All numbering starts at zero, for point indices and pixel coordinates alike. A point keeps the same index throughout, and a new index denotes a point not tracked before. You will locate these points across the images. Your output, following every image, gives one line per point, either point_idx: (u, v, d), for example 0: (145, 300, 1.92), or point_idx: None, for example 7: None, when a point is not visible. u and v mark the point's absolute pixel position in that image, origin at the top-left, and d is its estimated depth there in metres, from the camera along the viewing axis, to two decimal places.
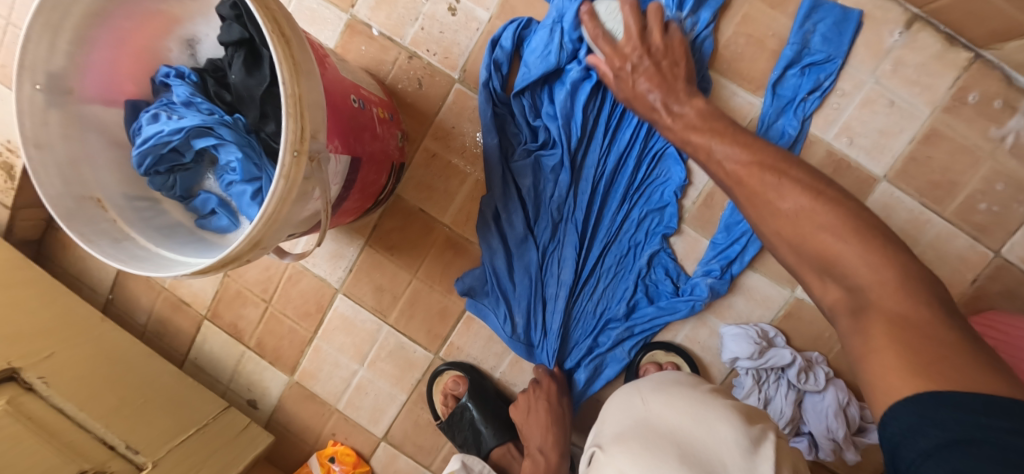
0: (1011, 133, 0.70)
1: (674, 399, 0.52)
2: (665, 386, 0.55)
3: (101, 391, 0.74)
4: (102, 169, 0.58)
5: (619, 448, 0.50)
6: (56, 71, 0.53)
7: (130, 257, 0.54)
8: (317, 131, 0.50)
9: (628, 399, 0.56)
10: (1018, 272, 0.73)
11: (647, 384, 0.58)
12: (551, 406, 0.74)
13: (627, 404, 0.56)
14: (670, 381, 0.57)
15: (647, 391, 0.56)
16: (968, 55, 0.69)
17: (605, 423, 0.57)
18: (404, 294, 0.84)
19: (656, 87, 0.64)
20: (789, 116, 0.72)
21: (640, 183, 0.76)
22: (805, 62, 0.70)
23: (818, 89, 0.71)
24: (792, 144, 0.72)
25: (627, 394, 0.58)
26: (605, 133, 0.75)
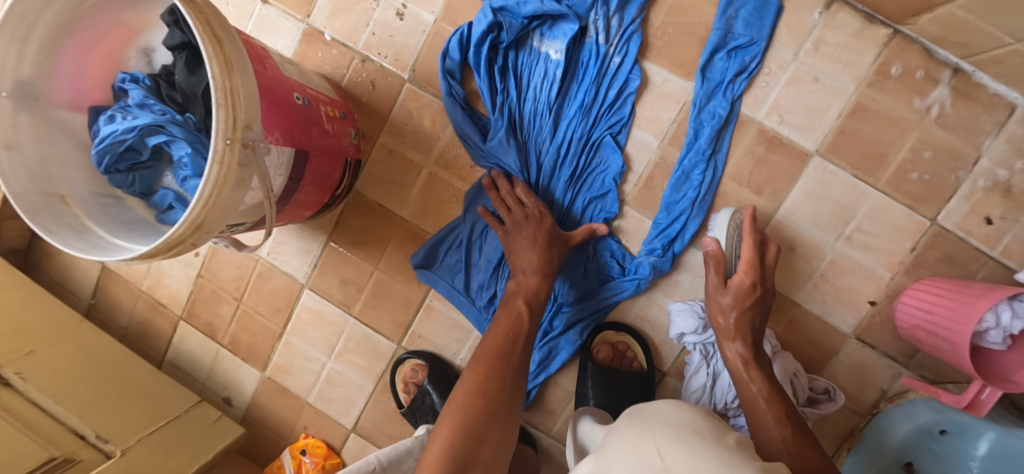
0: (935, 104, 0.73)
1: (699, 462, 0.40)
2: (684, 433, 0.44)
3: (77, 386, 0.77)
4: (70, 168, 0.63)
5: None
6: (24, 79, 0.58)
7: (89, 246, 0.58)
8: (251, 121, 0.55)
9: (638, 444, 0.44)
10: (954, 238, 0.75)
11: (661, 425, 0.46)
12: (541, 227, 0.72)
13: (636, 448, 0.44)
14: (691, 431, 0.44)
15: (665, 438, 0.44)
16: (887, 32, 0.72)
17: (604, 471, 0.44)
18: (367, 285, 0.87)
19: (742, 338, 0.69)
20: (719, 98, 0.75)
21: (584, 171, 0.79)
22: (730, 46, 0.73)
23: (745, 71, 0.74)
24: (724, 124, 0.75)
25: (632, 437, 0.46)
26: (549, 124, 0.78)
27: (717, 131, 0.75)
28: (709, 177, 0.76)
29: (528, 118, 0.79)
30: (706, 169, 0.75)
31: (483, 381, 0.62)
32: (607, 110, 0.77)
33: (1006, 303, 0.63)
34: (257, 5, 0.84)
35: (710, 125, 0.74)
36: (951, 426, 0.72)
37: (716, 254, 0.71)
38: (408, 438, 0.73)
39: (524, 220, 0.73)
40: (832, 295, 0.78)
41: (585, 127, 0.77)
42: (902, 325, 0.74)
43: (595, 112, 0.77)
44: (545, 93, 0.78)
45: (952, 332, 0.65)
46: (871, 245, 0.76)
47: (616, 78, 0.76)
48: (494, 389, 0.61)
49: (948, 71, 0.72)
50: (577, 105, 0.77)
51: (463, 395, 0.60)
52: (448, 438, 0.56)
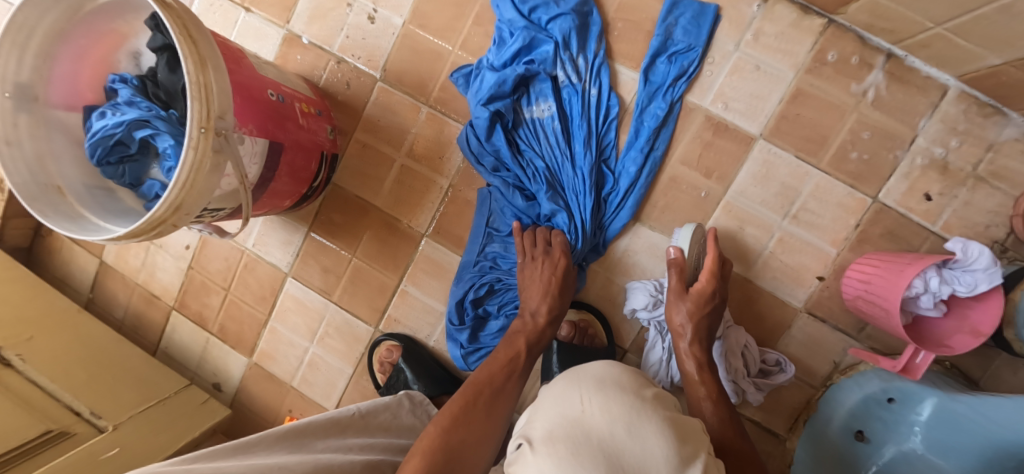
0: (871, 88, 0.77)
1: (611, 405, 0.42)
2: (607, 384, 0.45)
3: (72, 367, 0.83)
4: (64, 162, 0.69)
5: (542, 456, 0.39)
6: (23, 81, 0.65)
7: (81, 229, 0.65)
8: (224, 112, 0.60)
9: (562, 396, 0.46)
10: (896, 214, 0.79)
11: (587, 378, 0.47)
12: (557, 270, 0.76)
13: (561, 399, 0.45)
14: (612, 380, 0.46)
15: (587, 389, 0.45)
16: (822, 21, 0.77)
17: (531, 420, 0.46)
18: (346, 273, 0.92)
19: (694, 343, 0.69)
20: (659, 100, 0.80)
21: (604, 199, 0.82)
22: (670, 51, 0.79)
23: (684, 75, 0.79)
24: (664, 124, 0.80)
25: (559, 389, 0.47)
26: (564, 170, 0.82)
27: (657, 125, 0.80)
28: (645, 172, 0.80)
29: (534, 173, 0.82)
30: (642, 164, 0.80)
31: (464, 415, 0.61)
32: (603, 140, 0.82)
33: (935, 270, 0.66)
34: (241, 14, 0.91)
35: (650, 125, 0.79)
36: (898, 394, 0.75)
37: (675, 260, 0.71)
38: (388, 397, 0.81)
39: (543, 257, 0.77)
40: (782, 271, 0.81)
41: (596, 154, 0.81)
42: (848, 297, 0.78)
43: (591, 143, 0.81)
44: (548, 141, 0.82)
45: (886, 300, 0.68)
46: (815, 223, 0.80)
47: (602, 111, 0.81)
48: (477, 413, 0.62)
49: (882, 56, 0.77)
50: (584, 144, 0.81)
51: (447, 419, 0.60)
52: (427, 456, 0.55)
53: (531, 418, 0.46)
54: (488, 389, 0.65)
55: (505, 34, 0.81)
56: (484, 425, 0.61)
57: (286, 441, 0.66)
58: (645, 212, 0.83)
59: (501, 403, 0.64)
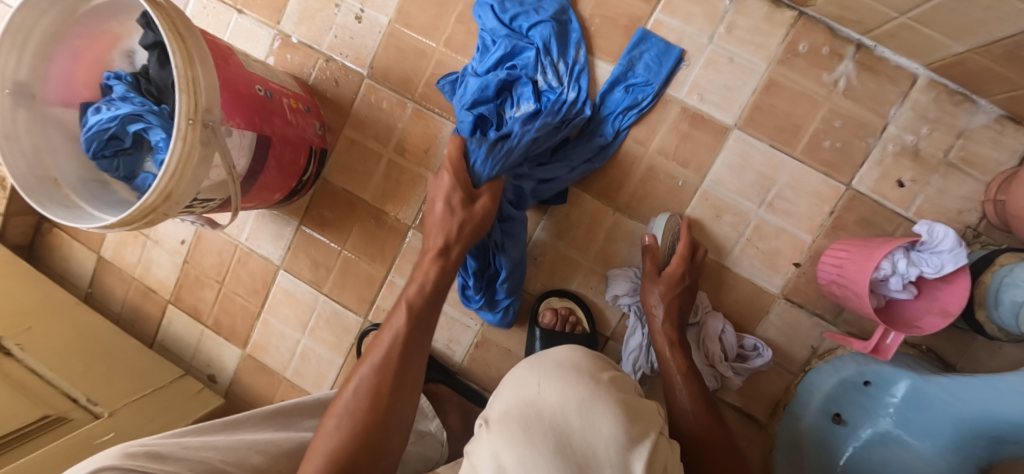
0: (842, 78, 0.79)
1: (565, 386, 0.45)
2: (564, 368, 0.48)
3: (70, 356, 0.86)
4: (61, 156, 0.72)
5: (496, 434, 0.43)
6: (22, 79, 0.68)
7: (76, 218, 0.68)
8: (211, 106, 0.63)
9: (522, 378, 0.49)
10: (870, 201, 0.81)
11: (546, 361, 0.50)
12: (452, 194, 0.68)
13: (520, 381, 0.49)
14: (571, 361, 0.50)
15: (545, 370, 0.48)
16: (792, 14, 0.79)
17: (493, 399, 0.49)
18: (335, 265, 0.95)
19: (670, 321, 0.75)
20: (609, 125, 0.84)
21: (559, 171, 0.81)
22: (629, 82, 0.82)
23: (637, 106, 0.83)
24: (607, 149, 0.84)
25: (520, 372, 0.51)
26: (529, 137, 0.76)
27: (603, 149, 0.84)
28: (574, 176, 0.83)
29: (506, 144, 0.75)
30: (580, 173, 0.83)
31: (355, 434, 0.54)
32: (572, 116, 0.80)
33: (902, 252, 0.68)
34: (233, 15, 0.94)
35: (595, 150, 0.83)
36: (874, 377, 0.76)
37: (652, 247, 0.78)
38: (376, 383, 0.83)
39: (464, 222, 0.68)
40: (759, 258, 0.83)
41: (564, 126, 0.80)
42: (823, 282, 0.79)
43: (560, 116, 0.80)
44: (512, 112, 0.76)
45: (856, 282, 0.70)
46: (790, 210, 0.82)
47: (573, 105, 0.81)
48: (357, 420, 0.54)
49: (852, 47, 0.79)
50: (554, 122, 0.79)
51: (328, 435, 0.54)
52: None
53: (493, 398, 0.50)
54: (382, 386, 0.57)
55: (487, 42, 0.83)
56: (383, 431, 0.56)
57: (272, 420, 0.70)
58: (624, 202, 0.85)
59: (397, 390, 0.58)
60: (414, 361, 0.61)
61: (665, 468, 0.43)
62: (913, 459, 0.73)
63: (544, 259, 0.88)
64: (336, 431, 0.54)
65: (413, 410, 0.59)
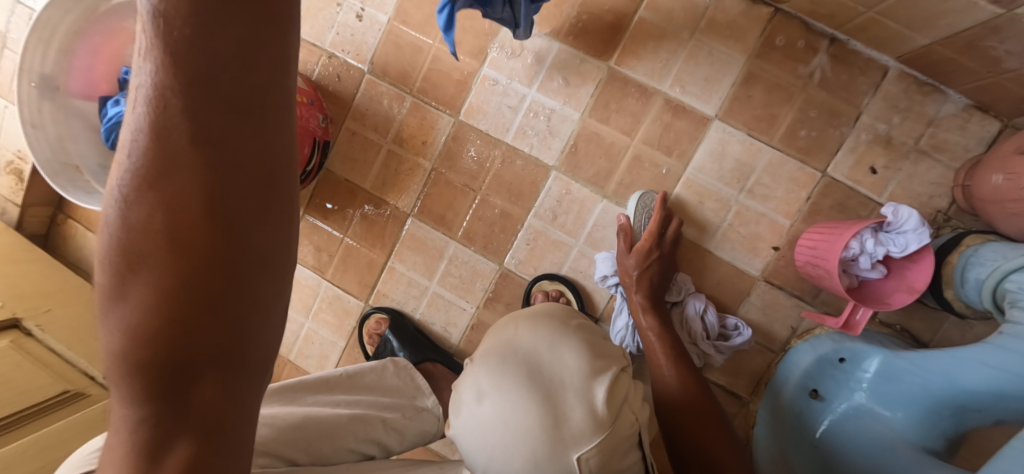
0: (816, 70, 0.84)
1: (538, 329, 0.61)
2: (538, 316, 0.64)
3: (87, 337, 0.91)
4: (82, 144, 0.77)
5: (485, 364, 0.60)
6: (47, 73, 0.73)
7: (96, 201, 0.73)
8: None
9: (506, 325, 0.65)
10: (844, 187, 0.85)
11: (523, 312, 0.66)
12: None
13: (502, 328, 0.64)
14: (543, 312, 0.65)
15: (521, 319, 0.64)
16: (769, 10, 0.84)
17: (484, 341, 0.66)
18: (338, 252, 1.00)
19: (643, 293, 0.81)
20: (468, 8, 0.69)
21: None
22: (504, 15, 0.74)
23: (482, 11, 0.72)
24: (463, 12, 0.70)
25: (504, 322, 0.67)
26: None
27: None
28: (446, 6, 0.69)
29: None
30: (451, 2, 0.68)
31: (155, 302, 0.30)
32: None
33: (871, 233, 0.72)
34: None
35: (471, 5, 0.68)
36: (848, 354, 0.80)
37: (624, 225, 0.84)
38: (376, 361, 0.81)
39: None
40: (740, 242, 0.87)
41: None
42: (800, 265, 0.83)
43: None
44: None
45: (827, 262, 0.74)
46: (769, 196, 0.86)
47: None
48: (163, 259, 0.29)
49: (825, 41, 0.83)
50: None
51: (126, 302, 0.30)
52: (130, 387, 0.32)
53: (483, 342, 0.66)
54: (183, 211, 0.29)
55: None
56: (220, 277, 0.30)
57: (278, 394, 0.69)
58: (612, 189, 0.89)
59: (218, 182, 0.29)
60: (244, 155, 0.29)
61: (626, 393, 0.56)
62: (886, 430, 0.74)
63: (535, 244, 0.92)
64: (126, 298, 0.30)
65: (276, 223, 0.32)
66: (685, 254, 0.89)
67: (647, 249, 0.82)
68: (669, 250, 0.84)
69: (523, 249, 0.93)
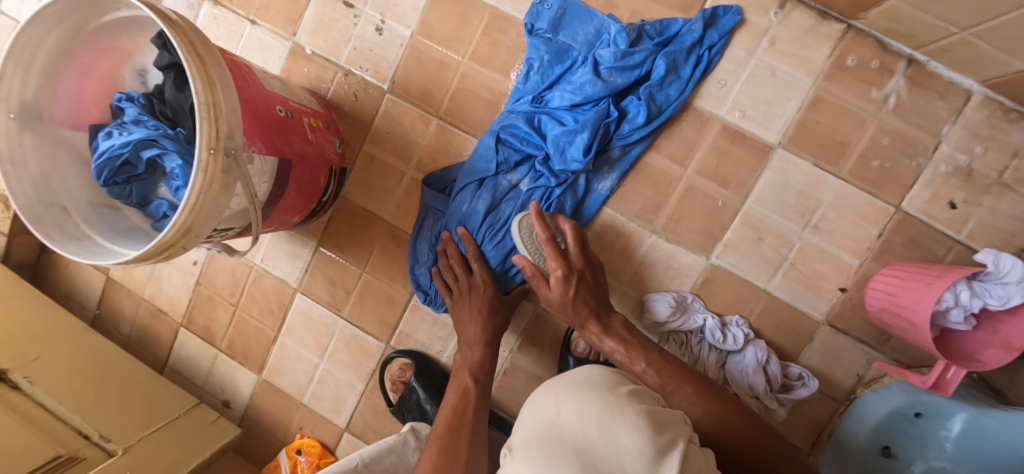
0: (891, 95, 0.76)
1: (583, 402, 0.47)
2: (581, 386, 0.50)
3: (82, 386, 0.82)
4: (71, 180, 0.67)
5: (522, 457, 0.44)
6: (28, 100, 0.63)
7: (88, 252, 0.63)
8: (233, 132, 0.58)
9: (544, 401, 0.51)
10: (919, 223, 0.77)
11: (564, 384, 0.52)
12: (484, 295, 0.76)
13: (540, 405, 0.51)
14: (587, 382, 0.52)
15: (562, 392, 0.50)
16: (840, 27, 0.75)
17: (517, 425, 0.51)
18: (355, 288, 0.91)
19: (592, 316, 0.71)
20: (568, 32, 0.79)
21: (561, 56, 0.79)
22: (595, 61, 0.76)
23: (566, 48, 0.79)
24: (562, 16, 0.79)
25: (541, 397, 0.53)
26: (524, 136, 0.79)
27: (554, 22, 0.79)
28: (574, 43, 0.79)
29: (520, 140, 0.79)
30: (549, 46, 0.79)
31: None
32: (561, 112, 0.78)
33: (965, 283, 0.64)
34: (246, 26, 0.90)
35: (575, 24, 0.79)
36: (926, 409, 0.73)
37: (529, 269, 0.70)
38: (393, 436, 0.78)
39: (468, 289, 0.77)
40: (803, 282, 0.79)
41: (554, 93, 0.79)
42: (871, 310, 0.76)
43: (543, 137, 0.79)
44: (558, 65, 0.79)
45: (913, 314, 0.67)
46: (835, 232, 0.78)
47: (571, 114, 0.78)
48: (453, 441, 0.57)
49: (902, 62, 0.75)
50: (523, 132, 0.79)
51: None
52: None
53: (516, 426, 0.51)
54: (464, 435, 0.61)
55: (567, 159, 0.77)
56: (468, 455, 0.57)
57: None
58: (661, 224, 0.81)
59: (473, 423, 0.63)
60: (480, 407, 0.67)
61: None
62: None
63: None
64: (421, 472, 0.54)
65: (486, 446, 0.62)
66: (741, 295, 0.81)
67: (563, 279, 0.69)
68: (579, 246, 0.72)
69: None
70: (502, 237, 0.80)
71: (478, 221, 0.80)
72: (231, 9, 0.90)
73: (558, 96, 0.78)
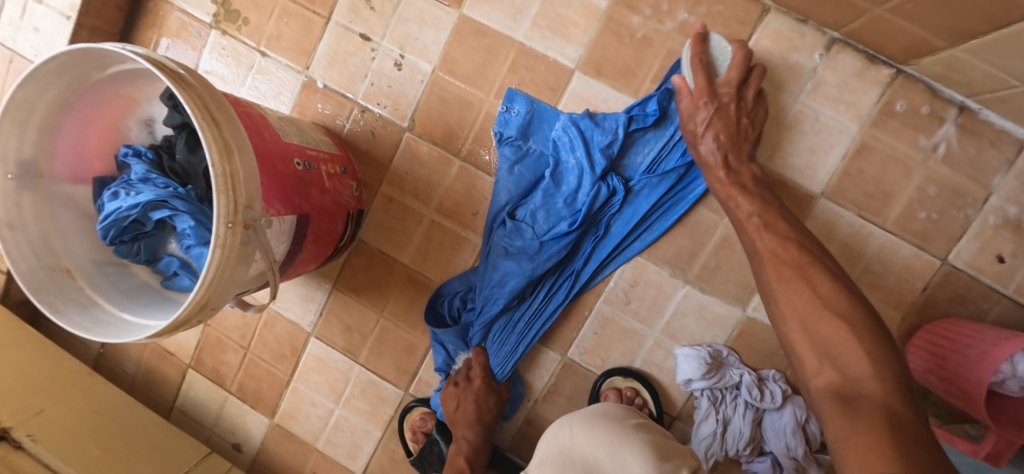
0: (941, 143, 0.72)
1: (594, 428, 0.57)
2: (594, 418, 0.59)
3: (88, 442, 0.78)
4: (73, 240, 0.63)
5: None
6: (26, 158, 0.58)
7: (94, 324, 0.58)
8: (252, 200, 0.54)
9: (560, 430, 0.60)
10: (967, 277, 0.73)
11: (577, 414, 0.61)
12: (479, 389, 0.78)
13: (557, 431, 0.60)
14: (598, 413, 0.60)
15: (575, 421, 0.60)
16: (889, 71, 0.71)
17: (538, 449, 0.61)
18: (372, 333, 0.87)
19: (728, 133, 0.68)
20: (536, 135, 0.76)
21: (528, 162, 0.76)
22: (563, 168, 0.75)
23: (534, 152, 0.76)
24: (529, 120, 0.76)
25: (557, 423, 0.63)
26: (502, 246, 0.76)
27: (523, 128, 0.76)
28: (542, 148, 0.76)
29: (499, 250, 0.76)
30: (520, 152, 0.76)
31: None
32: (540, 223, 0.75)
33: None
34: (256, 58, 0.85)
35: (542, 128, 0.77)
36: None
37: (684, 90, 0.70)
38: None
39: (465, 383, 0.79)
40: None
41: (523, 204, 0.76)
42: (916, 369, 0.73)
43: (524, 246, 0.75)
44: (531, 172, 0.76)
45: (967, 382, 0.65)
46: (879, 286, 0.75)
47: (553, 220, 0.75)
48: None
49: (953, 109, 0.71)
50: (500, 242, 0.76)
51: None
52: None
53: (538, 446, 0.62)
54: None
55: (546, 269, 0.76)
56: None
57: None
58: (695, 274, 0.77)
59: None
60: None
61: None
62: None
63: (604, 332, 0.81)
64: None
65: None
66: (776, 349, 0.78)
67: (722, 99, 0.68)
68: (759, 76, 0.70)
69: (589, 339, 0.81)
70: (498, 342, 0.81)
71: (478, 331, 0.80)
72: (241, 39, 0.85)
73: (531, 205, 0.75)
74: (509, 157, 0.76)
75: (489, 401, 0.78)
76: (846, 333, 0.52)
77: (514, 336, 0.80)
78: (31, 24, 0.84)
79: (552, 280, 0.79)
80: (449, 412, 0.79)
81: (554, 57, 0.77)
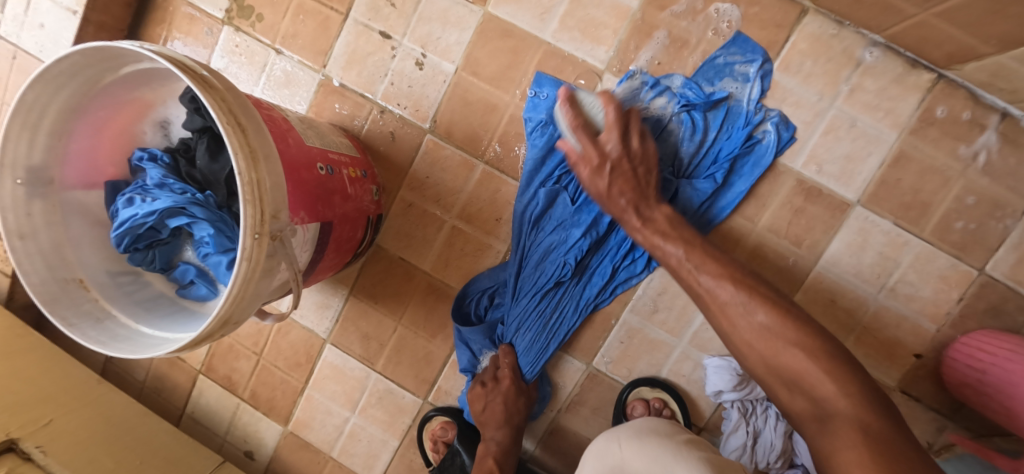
0: (981, 151, 0.70)
1: (646, 444, 0.55)
2: (643, 433, 0.57)
3: (99, 455, 0.75)
4: (85, 250, 0.60)
5: None
6: (36, 164, 0.55)
7: (111, 338, 0.55)
8: (277, 210, 0.51)
9: (607, 446, 0.59)
10: (1004, 288, 0.71)
11: (625, 430, 0.60)
12: (501, 399, 0.76)
13: (605, 447, 0.59)
14: (648, 430, 0.58)
15: (624, 437, 0.58)
16: (930, 76, 0.69)
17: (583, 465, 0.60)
18: (389, 341, 0.85)
19: (630, 192, 0.65)
20: None
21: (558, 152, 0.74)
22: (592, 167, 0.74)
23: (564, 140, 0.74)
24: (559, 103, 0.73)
25: (604, 439, 0.61)
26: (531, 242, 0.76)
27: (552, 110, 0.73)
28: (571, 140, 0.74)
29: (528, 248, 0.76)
30: (550, 138, 0.73)
31: None
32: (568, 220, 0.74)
33: None
34: (270, 56, 0.82)
35: None
36: None
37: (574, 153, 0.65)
38: None
39: (488, 392, 0.77)
40: (875, 347, 0.75)
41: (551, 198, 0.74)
42: (949, 381, 0.72)
43: (549, 246, 0.75)
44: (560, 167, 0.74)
45: (1008, 397, 0.65)
46: (914, 296, 0.73)
47: (580, 219, 0.74)
48: None
49: (995, 116, 0.69)
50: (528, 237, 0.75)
51: None
52: None
53: (583, 463, 0.61)
54: None
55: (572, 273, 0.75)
56: None
57: None
58: None
59: None
60: None
61: None
62: None
63: (630, 342, 0.79)
64: None
65: None
66: None
67: (608, 155, 0.64)
68: (634, 120, 0.66)
69: (615, 348, 0.79)
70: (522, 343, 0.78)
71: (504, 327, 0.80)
72: (255, 37, 0.82)
73: (558, 204, 0.75)
74: (538, 144, 0.74)
75: (513, 412, 0.76)
76: (806, 362, 0.52)
77: (542, 333, 0.77)
78: (36, 20, 0.80)
79: (578, 285, 0.77)
80: (476, 413, 0.77)
81: (583, 58, 0.75)
